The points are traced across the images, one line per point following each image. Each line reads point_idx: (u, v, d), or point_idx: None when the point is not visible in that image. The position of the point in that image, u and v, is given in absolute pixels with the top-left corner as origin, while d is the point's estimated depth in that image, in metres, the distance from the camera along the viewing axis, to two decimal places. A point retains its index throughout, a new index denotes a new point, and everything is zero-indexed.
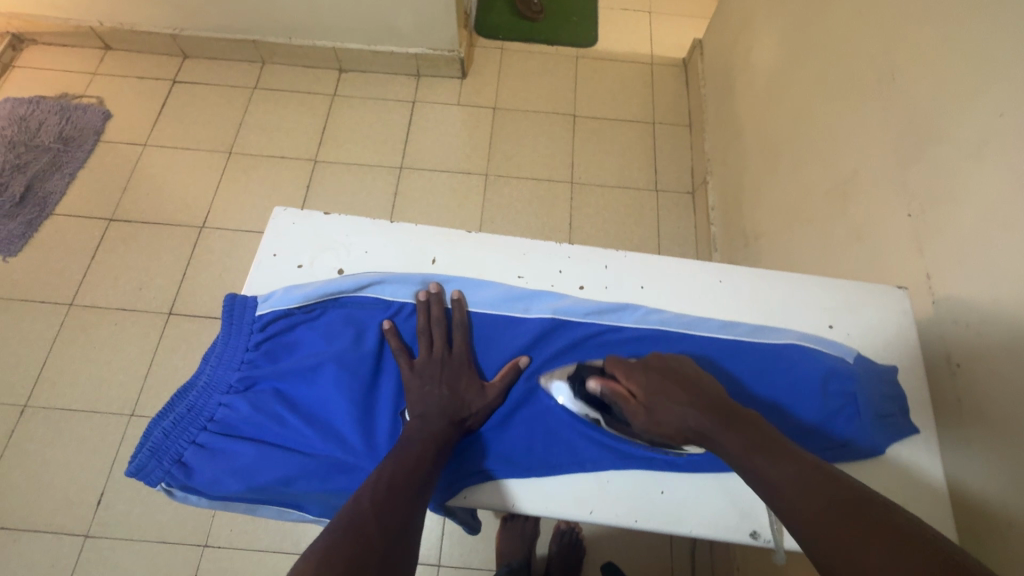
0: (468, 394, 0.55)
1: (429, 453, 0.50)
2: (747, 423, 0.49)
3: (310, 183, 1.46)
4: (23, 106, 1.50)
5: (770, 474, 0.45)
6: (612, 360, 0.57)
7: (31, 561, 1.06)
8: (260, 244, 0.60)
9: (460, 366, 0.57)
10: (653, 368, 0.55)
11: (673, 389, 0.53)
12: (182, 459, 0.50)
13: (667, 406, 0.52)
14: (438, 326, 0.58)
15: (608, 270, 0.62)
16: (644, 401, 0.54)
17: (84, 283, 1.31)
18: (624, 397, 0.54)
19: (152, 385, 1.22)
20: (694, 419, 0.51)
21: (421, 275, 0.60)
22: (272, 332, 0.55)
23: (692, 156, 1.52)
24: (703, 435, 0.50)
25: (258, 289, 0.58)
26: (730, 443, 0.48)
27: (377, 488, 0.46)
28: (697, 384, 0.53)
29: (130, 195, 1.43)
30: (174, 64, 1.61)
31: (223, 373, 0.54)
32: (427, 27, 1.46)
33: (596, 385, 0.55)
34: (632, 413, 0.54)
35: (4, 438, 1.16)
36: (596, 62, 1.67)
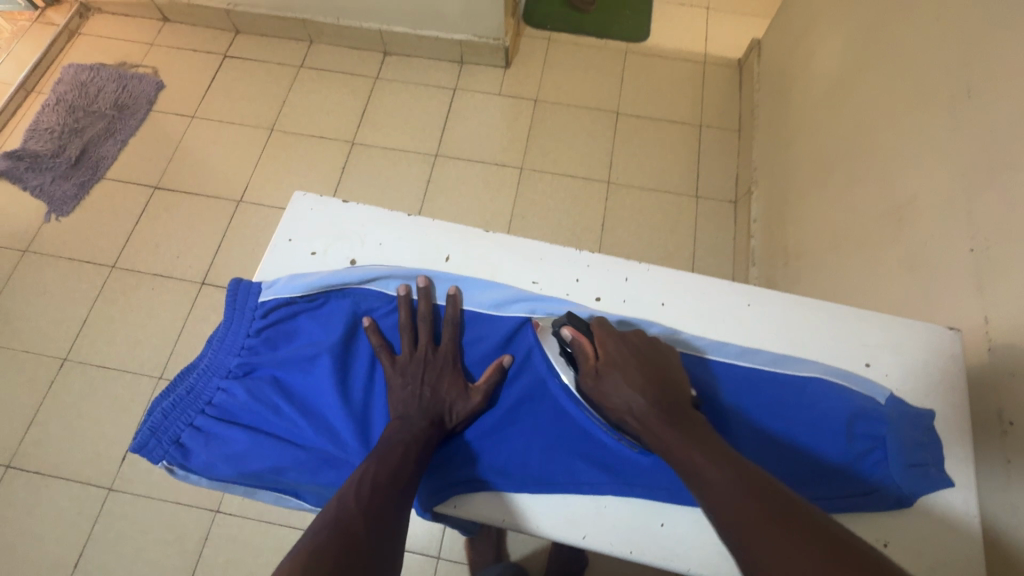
0: (450, 394, 0.53)
1: (414, 453, 0.49)
2: (696, 425, 0.48)
3: (346, 166, 1.47)
4: (84, 71, 1.57)
5: (708, 473, 0.44)
6: (598, 321, 0.55)
7: (60, 506, 1.12)
8: (277, 228, 0.59)
9: (443, 365, 0.55)
10: (626, 342, 0.53)
11: (632, 368, 0.51)
12: (180, 441, 0.50)
13: (620, 382, 0.51)
14: (424, 320, 0.56)
15: (627, 282, 0.59)
16: (602, 367, 0.52)
17: (127, 247, 1.37)
18: (587, 355, 0.53)
19: (181, 351, 1.26)
20: (641, 405, 0.50)
21: (432, 272, 0.59)
22: (273, 319, 0.54)
23: (737, 163, 1.45)
24: (645, 425, 0.49)
25: (268, 274, 0.57)
26: (669, 436, 0.47)
27: (360, 487, 0.45)
28: (658, 369, 0.52)
29: (176, 164, 1.47)
30: (227, 39, 1.64)
31: (224, 358, 0.53)
32: (473, 14, 1.43)
33: (568, 333, 0.54)
34: (586, 373, 0.53)
35: (44, 388, 1.22)
36: (646, 59, 1.61)
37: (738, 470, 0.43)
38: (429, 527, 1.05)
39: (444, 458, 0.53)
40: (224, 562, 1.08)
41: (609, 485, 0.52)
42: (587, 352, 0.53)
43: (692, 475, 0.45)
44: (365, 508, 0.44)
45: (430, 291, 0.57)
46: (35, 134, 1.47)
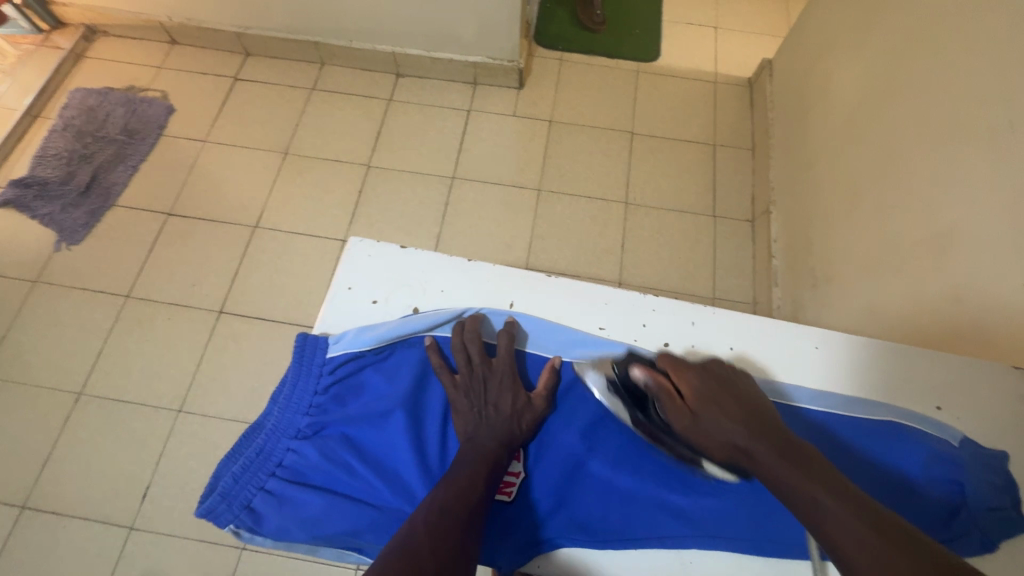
0: (515, 407, 0.54)
1: (483, 472, 0.49)
2: (801, 452, 0.47)
3: (362, 189, 1.46)
4: (92, 96, 1.55)
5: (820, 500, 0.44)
6: (668, 356, 0.56)
7: (79, 547, 1.09)
8: (335, 276, 0.59)
9: (502, 379, 0.55)
10: (706, 372, 0.54)
11: (720, 399, 0.52)
12: (251, 505, 0.50)
13: (712, 415, 0.51)
14: (474, 339, 0.56)
15: (693, 327, 0.59)
16: (689, 402, 0.53)
17: (141, 276, 1.34)
18: (669, 393, 0.54)
19: (200, 382, 1.23)
20: (744, 437, 0.49)
21: (496, 317, 0.58)
22: (343, 373, 0.54)
23: (753, 181, 1.46)
24: (751, 456, 0.49)
25: (332, 326, 0.57)
26: (774, 462, 0.47)
27: (429, 511, 0.46)
28: (744, 398, 0.52)
29: (189, 190, 1.45)
30: (237, 62, 1.63)
31: (291, 417, 0.53)
32: (489, 36, 1.44)
33: (642, 374, 0.55)
34: (673, 411, 0.53)
35: (59, 424, 1.19)
36: (658, 78, 1.62)
37: (851, 500, 0.43)
38: None
39: (525, 513, 0.53)
40: None
41: (692, 538, 0.52)
42: (668, 389, 0.54)
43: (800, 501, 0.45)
44: (435, 540, 0.43)
45: (473, 314, 0.58)
46: (43, 160, 1.45)
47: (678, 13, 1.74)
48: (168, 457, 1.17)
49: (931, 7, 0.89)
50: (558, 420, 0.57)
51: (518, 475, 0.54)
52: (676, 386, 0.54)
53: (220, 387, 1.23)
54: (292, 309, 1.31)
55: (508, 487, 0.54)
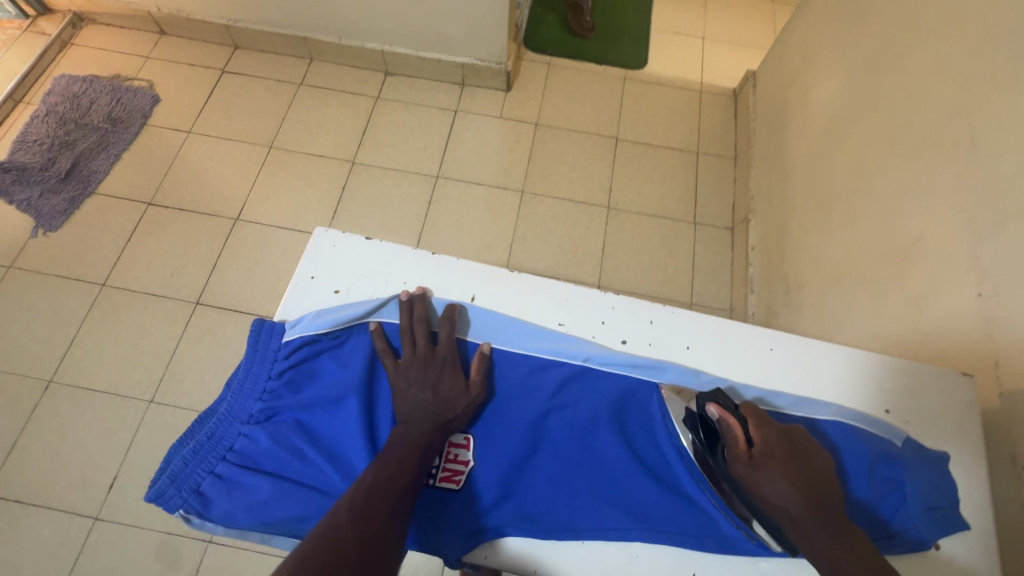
0: (452, 392, 0.55)
1: (416, 455, 0.50)
2: (851, 538, 0.47)
3: (345, 185, 1.46)
4: (77, 83, 1.54)
5: None
6: (751, 410, 0.53)
7: (42, 537, 1.08)
8: (299, 264, 0.59)
9: (443, 365, 0.56)
10: (784, 434, 0.52)
11: (790, 463, 0.50)
12: (200, 489, 0.51)
13: (778, 477, 0.49)
14: (421, 323, 0.57)
15: (652, 325, 0.60)
16: (756, 454, 0.50)
17: (118, 264, 1.33)
18: (738, 441, 0.51)
19: (174, 372, 1.22)
20: (799, 508, 0.48)
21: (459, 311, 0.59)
22: (297, 359, 0.55)
23: (734, 190, 1.48)
24: (799, 528, 0.48)
25: (289, 313, 0.57)
26: (826, 545, 0.46)
27: (357, 489, 0.46)
28: (814, 468, 0.50)
29: (170, 180, 1.45)
30: (225, 54, 1.63)
31: (245, 402, 0.54)
32: (477, 38, 1.45)
33: (716, 411, 0.53)
34: (735, 455, 0.51)
35: (28, 410, 1.18)
36: (644, 85, 1.64)
37: None
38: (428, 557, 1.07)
39: (471, 502, 0.54)
40: None
41: (637, 532, 0.53)
42: (739, 438, 0.51)
43: None
44: (359, 520, 0.44)
45: (427, 299, 0.58)
46: (23, 145, 1.44)
47: (666, 22, 1.77)
48: (137, 447, 1.16)
49: (904, 22, 0.91)
50: (508, 413, 0.57)
51: (467, 465, 0.55)
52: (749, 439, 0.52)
53: (193, 378, 1.22)
54: (269, 302, 1.31)
55: (455, 476, 0.55)
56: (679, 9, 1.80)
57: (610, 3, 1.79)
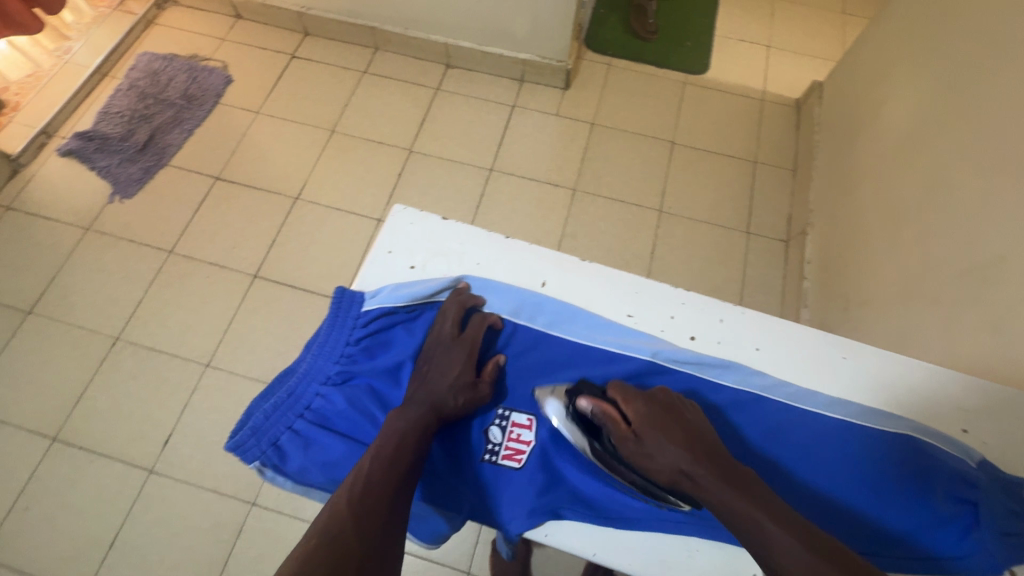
0: (455, 383, 0.56)
1: (411, 444, 0.52)
2: (741, 477, 0.50)
3: (401, 172, 1.49)
4: (158, 61, 1.63)
5: (770, 534, 0.46)
6: (616, 386, 0.56)
7: (101, 483, 1.14)
8: (379, 238, 0.65)
9: (460, 354, 0.57)
10: (652, 401, 0.55)
11: (665, 424, 0.53)
12: (279, 442, 0.55)
13: (659, 441, 0.52)
14: (457, 309, 0.60)
15: (722, 324, 0.61)
16: (636, 429, 0.53)
17: (185, 234, 1.40)
18: (617, 422, 0.54)
19: (230, 340, 1.28)
20: (687, 462, 0.51)
21: (531, 294, 0.63)
22: (374, 327, 0.60)
23: (791, 202, 1.45)
24: (694, 481, 0.50)
25: (369, 284, 0.63)
26: (724, 493, 0.48)
27: (354, 485, 0.48)
28: (690, 424, 0.53)
29: (238, 157, 1.51)
30: (295, 40, 1.69)
31: (323, 364, 0.58)
32: (541, 35, 1.46)
33: (587, 404, 0.56)
34: (621, 436, 0.54)
35: (96, 364, 1.25)
36: (704, 91, 1.62)
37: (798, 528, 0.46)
38: (460, 542, 1.09)
39: (533, 479, 0.56)
40: (256, 555, 1.09)
41: (696, 526, 0.54)
42: (615, 416, 0.54)
43: (753, 534, 0.46)
44: (358, 519, 0.46)
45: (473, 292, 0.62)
46: (107, 116, 1.53)
47: (730, 29, 1.74)
48: (192, 407, 1.21)
49: (994, 36, 0.88)
50: None
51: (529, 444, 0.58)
52: (624, 416, 0.55)
53: (247, 347, 1.27)
54: (322, 280, 1.35)
55: (517, 454, 0.57)
56: (744, 16, 1.77)
57: (674, 7, 1.78)
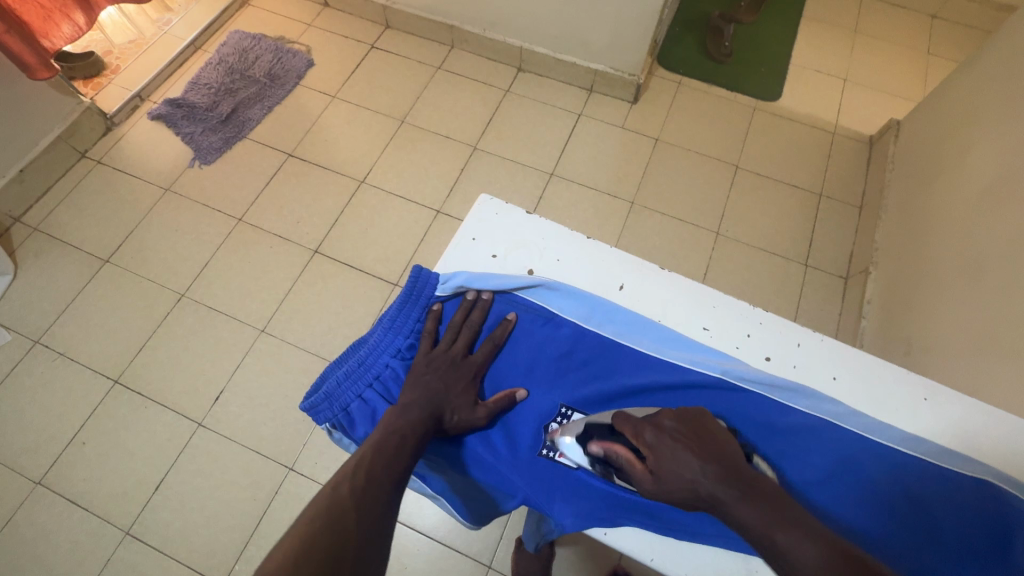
0: (459, 401, 0.57)
1: (412, 440, 0.52)
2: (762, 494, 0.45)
3: (464, 167, 1.53)
4: (248, 39, 1.71)
5: (796, 559, 0.40)
6: (621, 420, 0.53)
7: (154, 430, 1.20)
8: (462, 226, 0.67)
9: (466, 374, 0.59)
10: (660, 428, 0.51)
11: (679, 449, 0.49)
12: (348, 409, 0.58)
13: (673, 470, 0.48)
14: (470, 327, 0.62)
15: (798, 348, 0.61)
16: (650, 464, 0.50)
17: (255, 204, 1.47)
18: (628, 460, 0.51)
19: (285, 310, 1.33)
20: (705, 487, 0.46)
21: (607, 297, 0.64)
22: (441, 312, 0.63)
23: (854, 239, 1.42)
24: (716, 505, 0.46)
25: (451, 265, 0.65)
26: (746, 515, 0.44)
27: (357, 475, 0.47)
28: (708, 441, 0.49)
29: (311, 137, 1.58)
30: (376, 31, 1.76)
31: (392, 339, 0.61)
32: (618, 48, 1.48)
33: (597, 449, 0.54)
34: (638, 476, 0.50)
35: (161, 317, 1.32)
36: (775, 118, 1.60)
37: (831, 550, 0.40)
38: (483, 536, 1.11)
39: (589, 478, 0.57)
40: (290, 518, 1.13)
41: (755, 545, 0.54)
42: (627, 455, 0.51)
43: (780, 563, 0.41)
44: (361, 511, 0.44)
45: (488, 306, 0.63)
46: (196, 87, 1.62)
47: (808, 59, 1.72)
48: (244, 369, 1.27)
49: None
50: (629, 401, 0.59)
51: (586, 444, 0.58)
52: (637, 451, 0.52)
53: (301, 318, 1.32)
54: (378, 263, 1.39)
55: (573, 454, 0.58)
56: (824, 47, 1.75)
57: (752, 32, 1.77)
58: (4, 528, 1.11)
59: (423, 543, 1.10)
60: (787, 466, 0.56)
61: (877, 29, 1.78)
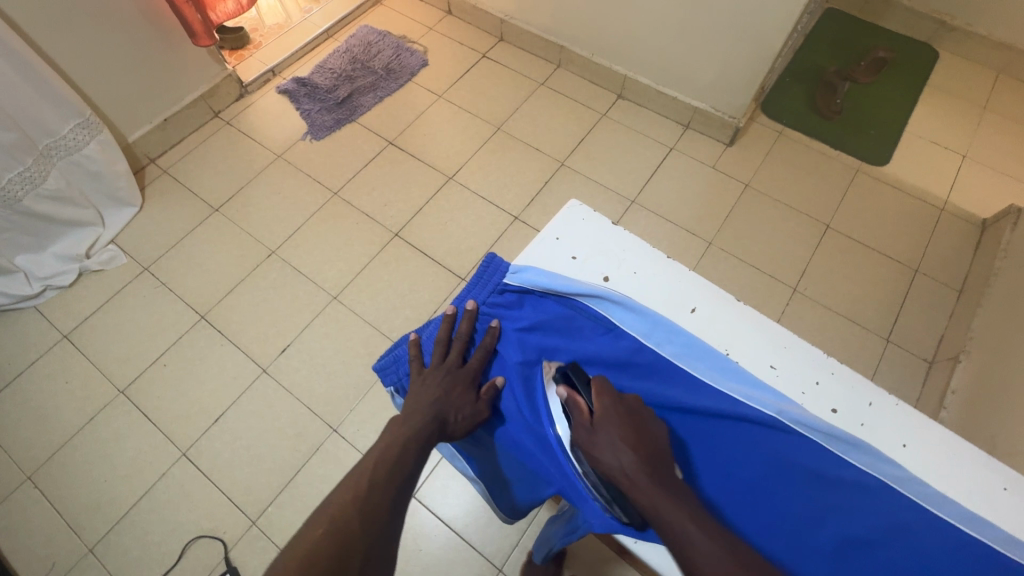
0: (461, 401, 0.62)
1: (414, 450, 0.56)
2: (673, 481, 0.52)
3: (548, 180, 1.57)
4: (374, 34, 1.86)
5: (697, 541, 0.47)
6: (597, 380, 0.58)
7: (224, 367, 1.31)
8: (550, 224, 0.70)
9: (461, 378, 0.63)
10: (619, 402, 0.56)
11: (620, 424, 0.55)
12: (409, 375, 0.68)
13: (611, 437, 0.54)
14: (459, 339, 0.66)
15: (869, 407, 0.59)
16: (596, 419, 0.56)
17: (351, 182, 1.58)
18: (581, 409, 0.57)
19: (358, 283, 1.42)
20: (628, 462, 0.52)
21: (678, 318, 0.65)
22: (507, 298, 0.68)
23: (947, 324, 1.32)
24: (630, 480, 0.52)
25: (528, 258, 0.68)
26: (655, 497, 0.50)
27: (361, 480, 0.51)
28: (643, 429, 0.55)
29: (412, 129, 1.68)
30: (490, 42, 1.86)
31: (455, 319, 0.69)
32: (723, 87, 1.48)
33: (563, 391, 0.59)
34: (578, 423, 0.56)
35: (251, 268, 1.44)
36: (877, 183, 1.53)
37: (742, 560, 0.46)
38: (500, 538, 1.11)
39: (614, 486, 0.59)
40: (325, 475, 1.19)
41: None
42: (582, 405, 0.57)
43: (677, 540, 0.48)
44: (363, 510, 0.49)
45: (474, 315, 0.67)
46: (321, 70, 1.78)
47: (925, 129, 1.63)
48: (311, 329, 1.36)
49: None
50: (679, 418, 0.60)
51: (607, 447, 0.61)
52: (591, 407, 0.58)
53: (371, 293, 1.40)
54: (450, 256, 1.45)
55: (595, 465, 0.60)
56: (945, 119, 1.65)
57: (867, 93, 1.70)
58: (86, 424, 1.24)
59: (440, 530, 1.13)
60: (832, 519, 0.54)
61: (1009, 109, 1.67)
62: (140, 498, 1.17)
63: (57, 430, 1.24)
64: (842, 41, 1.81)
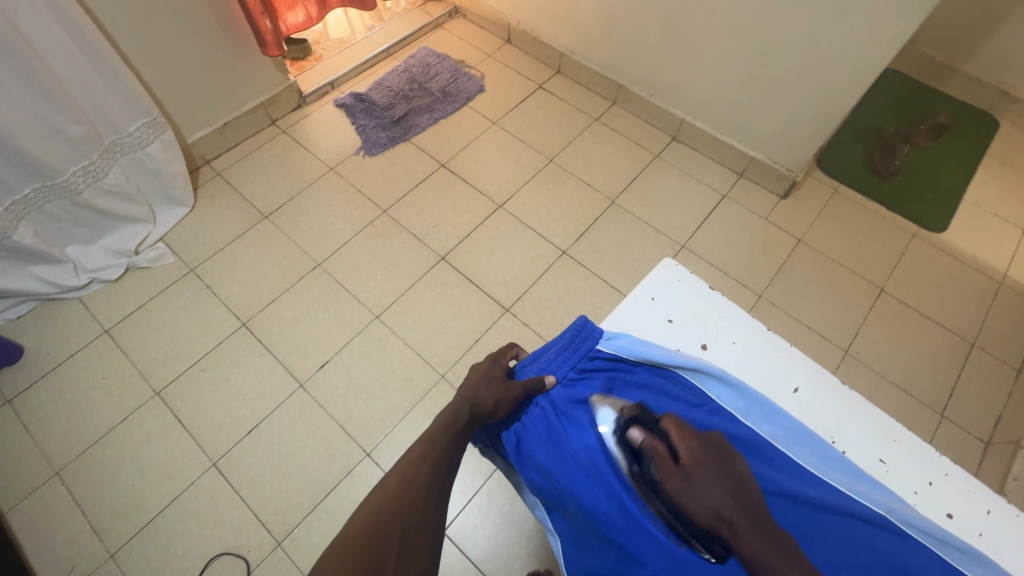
0: (486, 384, 0.67)
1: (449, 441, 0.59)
2: (769, 524, 0.54)
3: (599, 217, 1.56)
4: (433, 56, 1.89)
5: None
6: (672, 421, 0.60)
7: (261, 378, 1.30)
8: (644, 285, 0.73)
9: (490, 367, 0.71)
10: (706, 443, 0.59)
11: (714, 465, 0.57)
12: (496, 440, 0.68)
13: (704, 481, 0.56)
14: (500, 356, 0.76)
15: (988, 515, 0.59)
16: (684, 465, 0.57)
17: (401, 201, 1.58)
18: (664, 454, 0.58)
19: (401, 303, 1.41)
20: (727, 505, 0.54)
21: (785, 398, 0.66)
22: (598, 363, 0.69)
23: (1005, 403, 1.27)
24: (730, 525, 0.54)
25: (624, 323, 0.71)
26: (765, 546, 0.52)
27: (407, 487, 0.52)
28: (737, 473, 0.57)
29: (465, 153, 1.69)
30: (548, 74, 1.87)
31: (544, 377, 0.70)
32: (784, 140, 1.47)
33: (638, 434, 0.60)
34: (666, 471, 0.57)
35: (295, 279, 1.44)
36: (934, 251, 1.50)
37: None
38: None
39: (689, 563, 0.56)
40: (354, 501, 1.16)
41: None
42: (665, 449, 0.58)
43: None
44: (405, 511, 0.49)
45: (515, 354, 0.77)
46: (379, 87, 1.80)
47: (984, 199, 1.61)
48: (352, 346, 1.34)
49: None
50: (793, 510, 0.57)
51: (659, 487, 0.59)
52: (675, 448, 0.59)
53: (414, 316, 1.39)
54: (496, 285, 1.44)
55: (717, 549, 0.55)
56: (1005, 190, 1.63)
57: (925, 158, 1.69)
58: (119, 423, 1.23)
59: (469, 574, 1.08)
60: None
61: None
62: (167, 506, 1.14)
63: (89, 426, 1.22)
64: (900, 102, 1.80)
